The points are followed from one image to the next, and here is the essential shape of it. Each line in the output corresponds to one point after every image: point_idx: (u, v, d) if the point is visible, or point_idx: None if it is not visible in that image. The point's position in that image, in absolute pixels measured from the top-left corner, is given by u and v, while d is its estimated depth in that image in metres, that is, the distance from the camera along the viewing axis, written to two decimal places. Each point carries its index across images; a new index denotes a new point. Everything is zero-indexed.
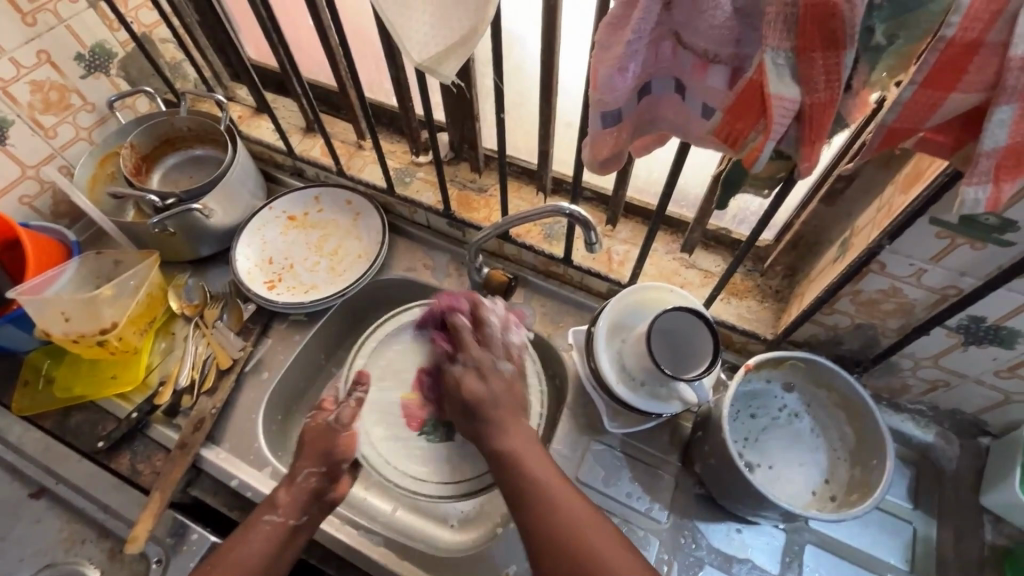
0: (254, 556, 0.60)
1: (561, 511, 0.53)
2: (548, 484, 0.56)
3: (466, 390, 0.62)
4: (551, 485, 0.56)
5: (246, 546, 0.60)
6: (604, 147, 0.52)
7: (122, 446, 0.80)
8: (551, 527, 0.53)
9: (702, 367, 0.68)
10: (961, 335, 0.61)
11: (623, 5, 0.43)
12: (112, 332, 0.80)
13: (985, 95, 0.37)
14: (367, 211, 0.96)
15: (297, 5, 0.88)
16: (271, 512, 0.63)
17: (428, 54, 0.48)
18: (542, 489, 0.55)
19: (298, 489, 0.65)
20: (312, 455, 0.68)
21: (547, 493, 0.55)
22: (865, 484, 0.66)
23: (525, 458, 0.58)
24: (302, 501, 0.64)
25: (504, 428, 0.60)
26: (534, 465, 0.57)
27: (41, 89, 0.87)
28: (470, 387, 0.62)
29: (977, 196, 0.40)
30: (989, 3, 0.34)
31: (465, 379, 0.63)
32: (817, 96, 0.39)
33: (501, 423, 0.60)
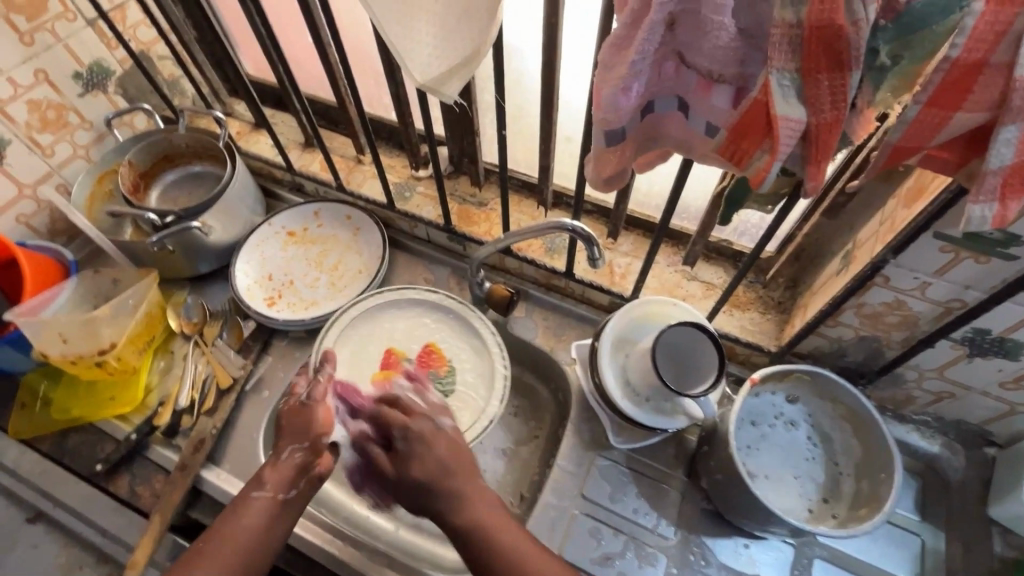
0: (244, 530, 0.58)
1: None
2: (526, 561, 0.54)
3: (418, 468, 0.57)
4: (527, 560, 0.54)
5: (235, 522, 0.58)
6: (608, 165, 0.52)
7: (121, 468, 0.78)
8: None
9: (706, 381, 0.67)
10: (966, 347, 0.61)
11: (627, 26, 0.42)
12: (110, 353, 0.79)
13: (990, 114, 0.37)
14: (367, 226, 0.96)
15: (296, 22, 0.88)
16: (258, 488, 0.61)
17: (430, 76, 0.48)
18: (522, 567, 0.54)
19: (283, 467, 0.62)
20: (292, 434, 0.64)
21: (508, 557, 0.54)
22: (873, 499, 0.65)
23: (494, 530, 0.55)
24: (290, 475, 0.62)
25: (462, 502, 0.56)
26: (504, 540, 0.55)
27: (38, 108, 0.86)
28: (412, 463, 0.58)
29: (983, 214, 0.40)
30: (993, 24, 0.34)
31: (416, 449, 0.59)
32: (823, 116, 0.39)
33: (459, 490, 0.57)
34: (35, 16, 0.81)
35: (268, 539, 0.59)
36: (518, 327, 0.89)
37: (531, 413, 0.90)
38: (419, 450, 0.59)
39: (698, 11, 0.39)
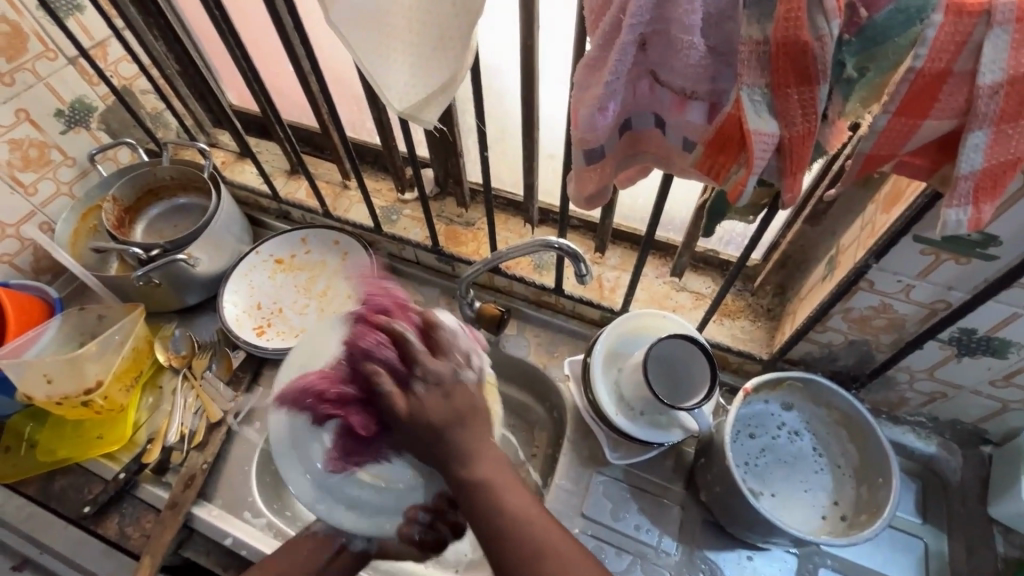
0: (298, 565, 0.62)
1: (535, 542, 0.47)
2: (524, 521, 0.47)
3: (425, 411, 0.49)
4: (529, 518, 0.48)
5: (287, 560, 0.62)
6: (589, 183, 0.52)
7: (110, 509, 0.77)
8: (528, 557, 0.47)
9: (699, 394, 0.67)
10: (954, 347, 0.62)
11: (599, 47, 0.42)
12: (96, 392, 0.78)
13: (957, 121, 0.38)
14: (355, 251, 0.95)
15: (276, 53, 0.88)
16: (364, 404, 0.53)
17: (409, 102, 0.49)
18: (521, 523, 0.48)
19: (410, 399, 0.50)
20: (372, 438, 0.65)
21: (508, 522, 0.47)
22: (873, 504, 0.65)
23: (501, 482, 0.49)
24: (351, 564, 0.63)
25: (472, 454, 0.49)
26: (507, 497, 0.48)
27: (19, 147, 0.86)
28: (429, 408, 0.49)
29: (959, 218, 0.41)
30: (954, 34, 0.35)
31: (428, 400, 0.49)
32: (795, 129, 0.40)
33: (460, 443, 0.49)
34: (14, 56, 0.82)
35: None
36: (511, 345, 0.89)
37: (527, 433, 0.89)
38: (425, 393, 0.49)
39: (668, 31, 0.39)
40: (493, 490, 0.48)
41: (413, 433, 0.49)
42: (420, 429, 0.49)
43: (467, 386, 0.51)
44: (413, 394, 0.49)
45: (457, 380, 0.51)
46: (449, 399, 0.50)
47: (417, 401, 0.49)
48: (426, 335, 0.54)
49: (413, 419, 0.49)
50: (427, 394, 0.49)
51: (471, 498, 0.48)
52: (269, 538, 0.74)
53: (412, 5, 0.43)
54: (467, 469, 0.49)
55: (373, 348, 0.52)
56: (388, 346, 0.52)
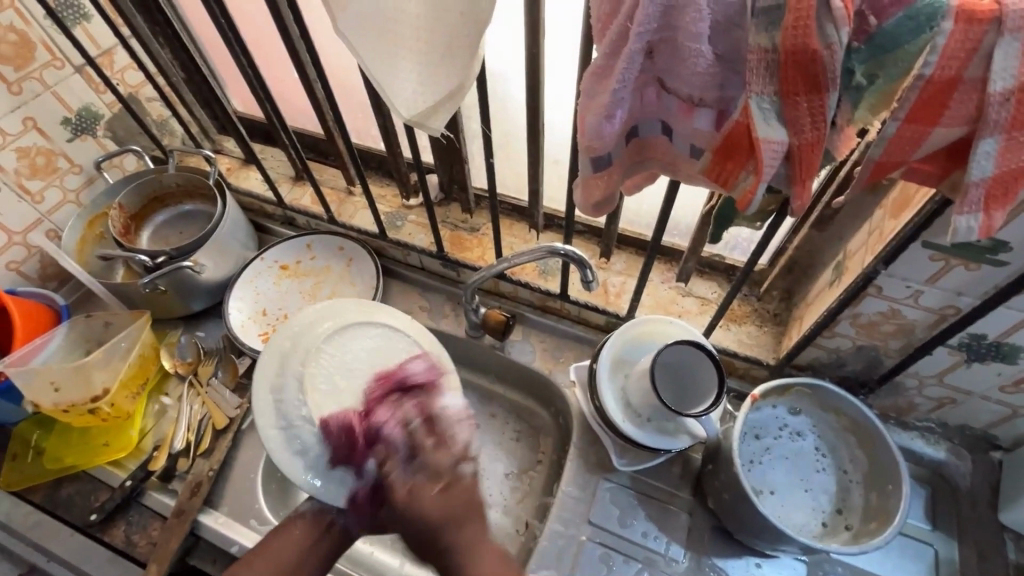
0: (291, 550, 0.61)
1: None
2: None
3: (421, 507, 0.49)
4: None
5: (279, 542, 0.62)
6: (596, 190, 0.52)
7: (117, 517, 0.77)
8: None
9: (706, 401, 0.67)
10: (963, 353, 0.61)
11: (605, 56, 0.42)
12: (103, 399, 0.78)
13: (968, 128, 0.38)
14: (360, 256, 0.96)
15: (282, 61, 0.89)
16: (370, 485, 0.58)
17: (415, 110, 0.49)
18: None
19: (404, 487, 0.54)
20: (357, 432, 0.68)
21: None
22: (882, 511, 0.64)
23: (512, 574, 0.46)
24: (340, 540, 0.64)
25: (471, 555, 0.47)
26: None
27: (27, 155, 0.86)
28: (424, 504, 0.50)
29: (970, 224, 0.41)
30: (964, 42, 0.35)
31: (425, 495, 0.50)
32: (804, 137, 0.40)
33: (458, 543, 0.47)
34: (22, 65, 0.82)
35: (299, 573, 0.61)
36: (516, 351, 0.89)
37: (532, 439, 0.89)
38: (424, 488, 0.51)
39: (676, 39, 0.39)
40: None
41: (409, 531, 0.50)
42: (415, 525, 0.49)
43: (466, 479, 0.52)
44: (412, 485, 0.52)
45: (455, 475, 0.52)
46: (445, 497, 0.50)
47: (415, 494, 0.51)
48: (431, 421, 0.59)
49: (410, 514, 0.50)
50: (422, 483, 0.52)
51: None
52: None
53: (419, 15, 0.43)
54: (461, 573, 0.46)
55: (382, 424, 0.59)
56: (396, 425, 0.59)
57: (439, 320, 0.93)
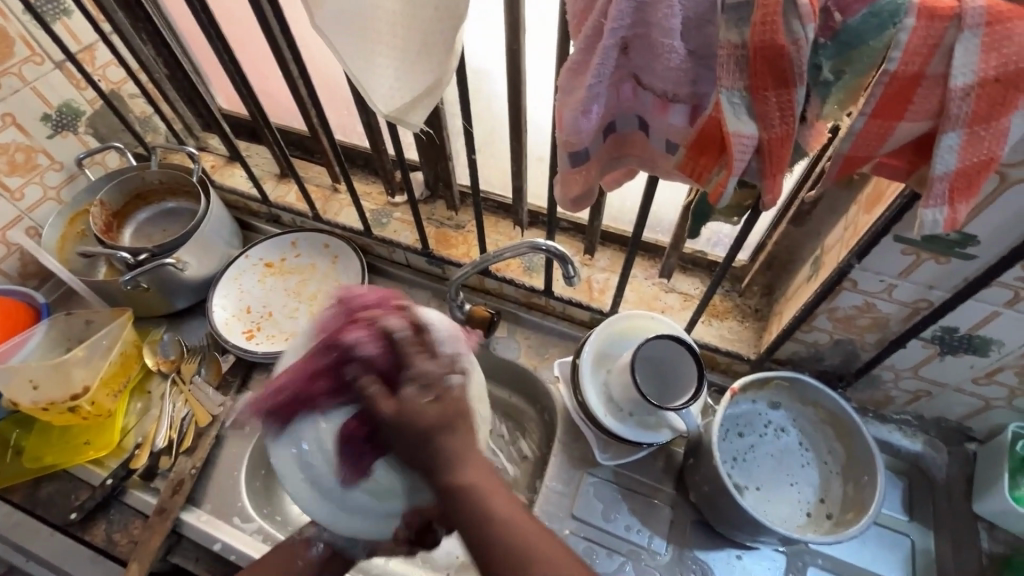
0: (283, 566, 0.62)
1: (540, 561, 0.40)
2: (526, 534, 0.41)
3: (412, 415, 0.42)
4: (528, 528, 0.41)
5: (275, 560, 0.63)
6: (575, 185, 0.53)
7: (97, 516, 0.76)
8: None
9: (687, 394, 0.67)
10: (936, 345, 0.63)
11: (581, 51, 0.43)
12: (83, 397, 0.78)
13: (931, 122, 0.39)
14: (345, 253, 0.95)
15: (266, 59, 0.89)
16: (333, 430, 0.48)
17: (394, 106, 0.49)
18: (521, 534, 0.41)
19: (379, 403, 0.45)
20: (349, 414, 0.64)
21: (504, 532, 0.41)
22: (859, 501, 0.65)
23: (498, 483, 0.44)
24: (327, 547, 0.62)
25: (462, 458, 0.43)
26: (499, 510, 0.42)
27: (6, 152, 0.85)
28: (416, 412, 0.42)
29: (935, 217, 0.41)
30: (926, 38, 0.36)
31: (418, 409, 0.43)
32: (774, 131, 0.40)
33: (448, 453, 0.42)
34: (0, 60, 0.81)
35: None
36: (501, 347, 0.89)
37: (518, 435, 0.90)
38: (415, 393, 0.43)
39: (649, 35, 0.40)
40: (479, 508, 0.41)
41: (396, 438, 0.44)
42: (404, 436, 0.42)
43: (457, 389, 0.45)
44: (404, 398, 0.43)
45: (449, 390, 0.45)
46: (438, 411, 0.43)
47: (403, 412, 0.42)
48: (420, 334, 0.48)
49: (400, 424, 0.42)
50: (415, 395, 0.43)
51: (459, 511, 0.42)
52: (259, 542, 0.74)
53: (396, 10, 0.43)
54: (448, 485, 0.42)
55: (355, 349, 0.47)
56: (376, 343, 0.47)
57: None
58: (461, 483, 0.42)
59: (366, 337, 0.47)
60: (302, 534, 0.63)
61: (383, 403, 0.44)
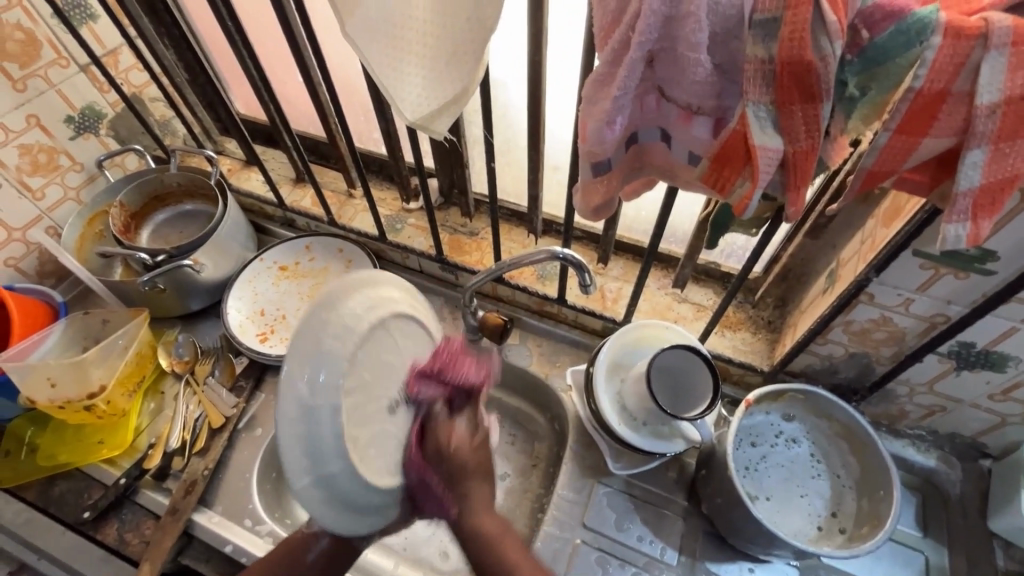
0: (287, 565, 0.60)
1: None
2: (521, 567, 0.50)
3: (456, 458, 0.52)
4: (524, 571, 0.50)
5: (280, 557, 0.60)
6: (596, 194, 0.53)
7: (110, 514, 0.76)
8: None
9: (703, 404, 0.68)
10: (953, 360, 0.63)
11: (608, 64, 0.44)
12: (99, 396, 0.78)
13: (956, 139, 0.39)
14: (360, 258, 0.96)
15: (287, 65, 0.90)
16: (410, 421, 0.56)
17: (420, 113, 0.50)
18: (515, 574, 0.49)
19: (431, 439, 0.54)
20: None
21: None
22: (874, 516, 0.65)
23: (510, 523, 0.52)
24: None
25: (481, 505, 0.52)
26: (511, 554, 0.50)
27: (29, 152, 0.87)
28: (459, 448, 0.53)
29: (958, 233, 0.41)
30: (952, 57, 0.36)
31: (457, 452, 0.52)
32: (799, 145, 0.41)
33: (475, 498, 0.52)
34: (27, 63, 0.83)
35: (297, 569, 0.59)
36: (513, 354, 0.89)
37: (528, 443, 0.90)
38: (458, 431, 0.54)
39: (675, 49, 0.41)
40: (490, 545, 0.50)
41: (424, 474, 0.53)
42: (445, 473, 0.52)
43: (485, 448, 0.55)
44: (457, 433, 0.54)
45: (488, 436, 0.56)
46: (474, 454, 0.53)
47: (451, 446, 0.53)
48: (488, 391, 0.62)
49: (443, 451, 0.53)
50: (463, 434, 0.54)
51: (469, 543, 0.51)
52: (269, 545, 0.73)
53: (427, 19, 0.44)
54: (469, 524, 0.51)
55: (453, 373, 0.58)
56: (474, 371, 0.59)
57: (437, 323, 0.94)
58: (473, 527, 0.51)
59: (463, 371, 0.58)
60: (308, 529, 0.60)
61: (443, 434, 0.54)
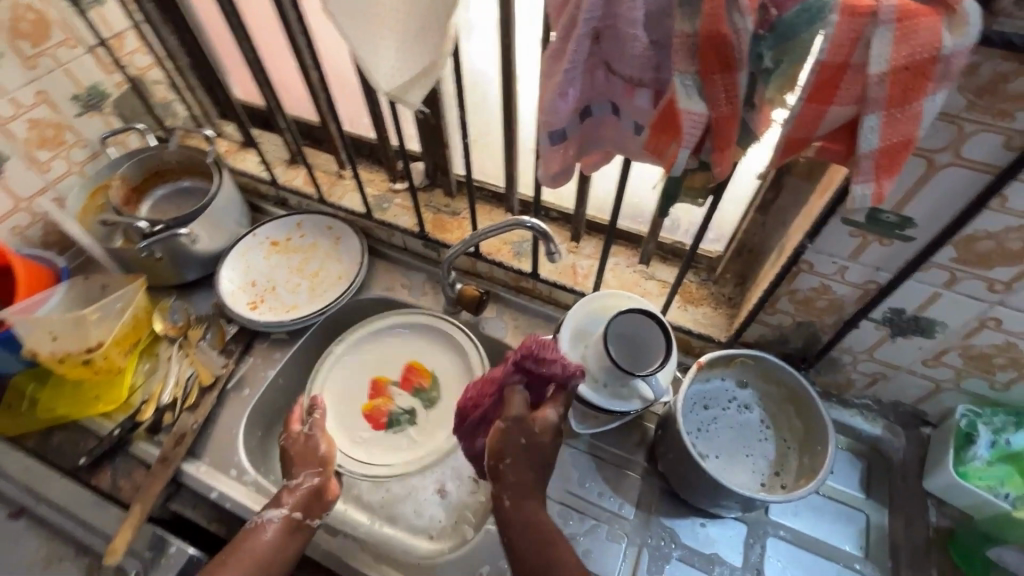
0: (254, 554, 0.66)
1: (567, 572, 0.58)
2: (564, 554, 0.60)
3: (537, 439, 0.65)
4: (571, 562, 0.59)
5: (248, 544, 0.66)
6: (554, 163, 0.58)
7: (104, 463, 0.81)
8: None
9: (657, 360, 0.74)
10: (887, 327, 0.68)
11: (561, 40, 0.49)
12: (97, 351, 0.84)
13: (857, 107, 0.44)
14: (347, 234, 1.02)
15: (283, 49, 0.95)
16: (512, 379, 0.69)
17: (394, 85, 0.56)
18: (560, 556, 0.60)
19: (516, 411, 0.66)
20: (303, 464, 0.75)
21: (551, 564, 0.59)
22: (812, 470, 0.70)
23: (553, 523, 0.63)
24: (305, 500, 0.72)
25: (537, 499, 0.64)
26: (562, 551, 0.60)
27: (38, 126, 0.92)
28: (541, 428, 0.66)
29: (864, 192, 0.47)
30: (848, 32, 0.41)
31: (540, 434, 0.65)
32: (721, 111, 0.46)
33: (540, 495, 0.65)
34: (39, 42, 0.88)
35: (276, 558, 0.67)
36: (489, 326, 0.95)
37: None
38: (549, 420, 0.66)
39: (617, 26, 0.46)
40: (535, 526, 0.62)
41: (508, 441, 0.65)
42: (525, 448, 0.65)
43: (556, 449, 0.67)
44: (542, 416, 0.66)
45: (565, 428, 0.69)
46: (552, 450, 0.66)
47: (534, 426, 0.66)
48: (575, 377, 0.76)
49: (526, 422, 0.66)
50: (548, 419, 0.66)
51: (524, 530, 0.62)
52: (254, 492, 0.78)
53: None
54: (521, 506, 0.63)
55: (543, 363, 0.68)
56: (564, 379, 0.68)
57: (419, 296, 0.99)
58: (531, 513, 0.63)
59: (555, 364, 0.67)
60: (261, 518, 0.69)
61: (523, 409, 0.66)
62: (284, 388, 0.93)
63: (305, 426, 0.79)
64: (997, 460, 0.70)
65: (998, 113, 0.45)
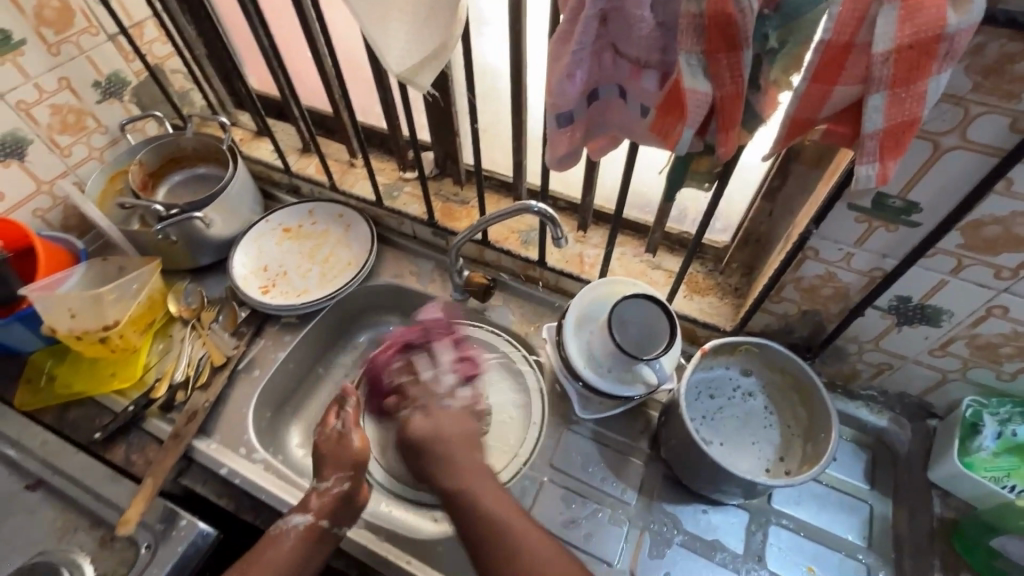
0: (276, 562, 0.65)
1: (518, 543, 0.55)
2: (503, 520, 0.57)
3: (406, 428, 0.67)
4: (506, 523, 0.57)
5: (267, 552, 0.66)
6: (561, 146, 0.59)
7: (118, 438, 0.83)
8: (497, 555, 0.55)
9: (660, 346, 0.74)
10: (893, 315, 0.68)
11: (569, 21, 0.50)
12: (113, 330, 0.86)
13: (862, 87, 0.45)
14: (357, 221, 1.03)
15: (297, 38, 0.97)
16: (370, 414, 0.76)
17: (405, 67, 0.57)
18: (497, 525, 0.57)
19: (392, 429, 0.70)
20: (335, 464, 0.72)
21: (498, 530, 0.57)
22: (815, 457, 0.70)
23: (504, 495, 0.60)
24: (332, 507, 0.70)
25: (453, 469, 0.62)
26: (492, 507, 0.59)
27: (60, 112, 0.95)
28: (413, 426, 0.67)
29: (868, 173, 0.47)
30: (854, 11, 0.42)
31: (406, 419, 0.68)
32: (726, 90, 0.47)
33: (457, 462, 0.63)
34: (62, 29, 0.90)
35: (301, 564, 0.66)
36: (496, 314, 0.96)
37: None
38: (415, 415, 0.68)
39: (623, 8, 0.47)
40: (464, 494, 0.60)
41: (407, 442, 0.66)
42: (407, 443, 0.67)
43: (441, 427, 0.66)
44: (407, 416, 0.69)
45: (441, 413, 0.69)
46: (429, 423, 0.67)
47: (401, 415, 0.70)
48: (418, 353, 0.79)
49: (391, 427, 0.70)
50: (414, 417, 0.68)
51: (452, 502, 0.61)
52: (262, 470, 0.80)
53: None
54: (442, 487, 0.62)
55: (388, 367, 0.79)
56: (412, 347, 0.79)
57: (427, 284, 1.00)
58: (455, 488, 0.61)
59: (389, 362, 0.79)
60: (285, 523, 0.69)
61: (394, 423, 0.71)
62: (295, 371, 0.95)
63: (338, 422, 0.75)
64: (1003, 451, 0.69)
65: (1003, 94, 0.45)
